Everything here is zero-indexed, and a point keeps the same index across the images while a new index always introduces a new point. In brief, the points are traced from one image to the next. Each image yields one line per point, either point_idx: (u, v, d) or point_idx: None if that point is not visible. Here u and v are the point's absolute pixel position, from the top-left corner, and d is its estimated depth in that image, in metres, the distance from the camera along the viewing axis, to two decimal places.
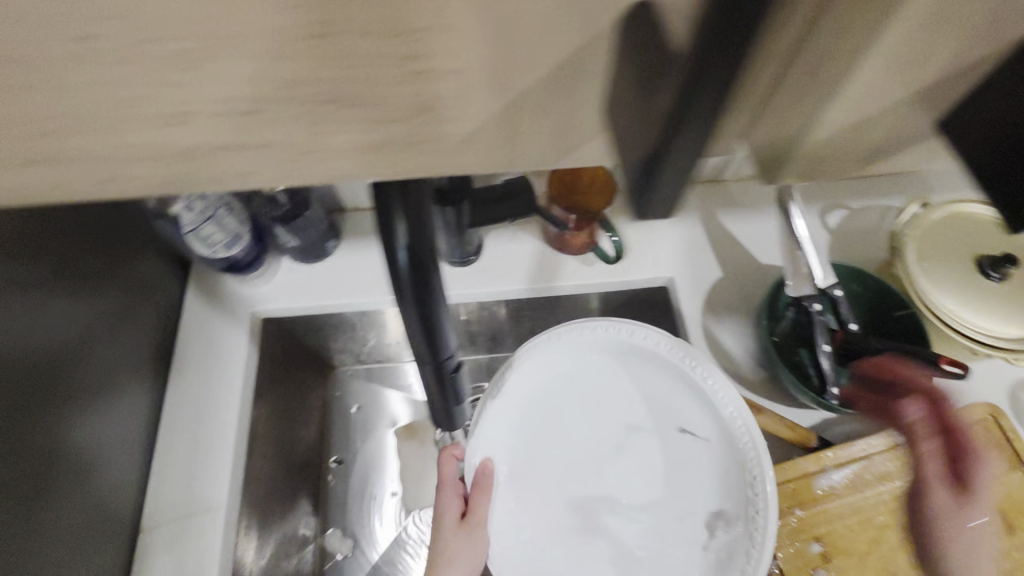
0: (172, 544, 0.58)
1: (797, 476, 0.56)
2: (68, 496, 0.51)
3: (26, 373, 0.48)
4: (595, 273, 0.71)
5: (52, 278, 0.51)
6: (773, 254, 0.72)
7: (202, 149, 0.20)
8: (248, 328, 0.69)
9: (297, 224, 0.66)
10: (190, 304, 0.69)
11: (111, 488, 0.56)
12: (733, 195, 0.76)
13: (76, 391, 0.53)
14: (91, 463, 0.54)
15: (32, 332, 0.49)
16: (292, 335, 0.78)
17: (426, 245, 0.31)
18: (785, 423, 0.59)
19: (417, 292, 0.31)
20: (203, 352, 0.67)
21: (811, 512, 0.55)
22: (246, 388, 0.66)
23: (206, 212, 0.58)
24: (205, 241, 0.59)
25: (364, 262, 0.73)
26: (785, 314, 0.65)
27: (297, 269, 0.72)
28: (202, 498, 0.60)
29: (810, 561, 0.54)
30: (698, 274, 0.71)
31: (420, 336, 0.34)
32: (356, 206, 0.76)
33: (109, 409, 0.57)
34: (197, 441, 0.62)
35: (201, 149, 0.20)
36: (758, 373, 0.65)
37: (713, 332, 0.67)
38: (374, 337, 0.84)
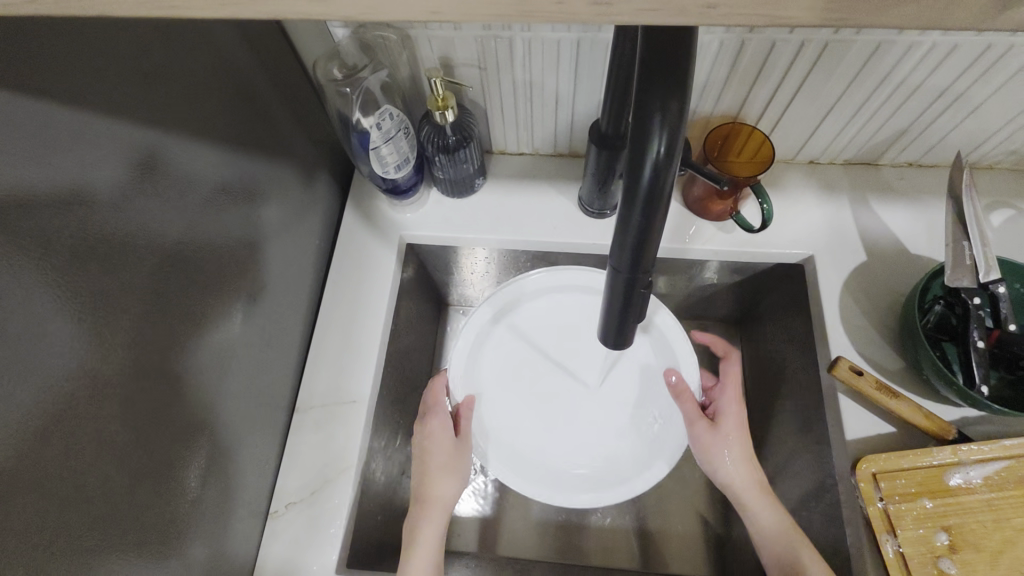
0: (321, 426, 0.66)
1: (931, 463, 0.55)
2: (240, 365, 0.59)
3: (222, 252, 0.56)
4: (732, 241, 0.72)
5: (237, 175, 0.58)
6: (924, 244, 0.70)
7: (548, 15, 0.23)
8: (396, 248, 0.76)
9: (457, 156, 0.69)
10: (349, 221, 0.78)
11: (270, 367, 0.64)
12: (889, 180, 0.74)
13: (250, 276, 0.61)
14: (260, 341, 0.63)
15: (226, 219, 0.56)
16: (425, 263, 0.84)
17: (673, 157, 0.31)
18: (922, 412, 0.57)
19: (646, 202, 0.32)
20: (356, 264, 0.75)
21: (943, 501, 0.54)
22: (390, 300, 0.74)
23: (390, 133, 0.62)
24: (381, 162, 0.64)
25: (504, 203, 0.77)
26: (932, 307, 0.63)
27: (444, 202, 0.78)
28: (350, 389, 0.68)
29: (936, 548, 0.52)
30: (837, 257, 0.70)
31: (628, 250, 0.35)
32: (502, 150, 0.80)
33: (270, 299, 0.65)
34: (348, 338, 0.71)
35: (548, 15, 0.23)
36: (894, 360, 0.64)
37: (850, 313, 0.66)
38: (495, 279, 0.88)
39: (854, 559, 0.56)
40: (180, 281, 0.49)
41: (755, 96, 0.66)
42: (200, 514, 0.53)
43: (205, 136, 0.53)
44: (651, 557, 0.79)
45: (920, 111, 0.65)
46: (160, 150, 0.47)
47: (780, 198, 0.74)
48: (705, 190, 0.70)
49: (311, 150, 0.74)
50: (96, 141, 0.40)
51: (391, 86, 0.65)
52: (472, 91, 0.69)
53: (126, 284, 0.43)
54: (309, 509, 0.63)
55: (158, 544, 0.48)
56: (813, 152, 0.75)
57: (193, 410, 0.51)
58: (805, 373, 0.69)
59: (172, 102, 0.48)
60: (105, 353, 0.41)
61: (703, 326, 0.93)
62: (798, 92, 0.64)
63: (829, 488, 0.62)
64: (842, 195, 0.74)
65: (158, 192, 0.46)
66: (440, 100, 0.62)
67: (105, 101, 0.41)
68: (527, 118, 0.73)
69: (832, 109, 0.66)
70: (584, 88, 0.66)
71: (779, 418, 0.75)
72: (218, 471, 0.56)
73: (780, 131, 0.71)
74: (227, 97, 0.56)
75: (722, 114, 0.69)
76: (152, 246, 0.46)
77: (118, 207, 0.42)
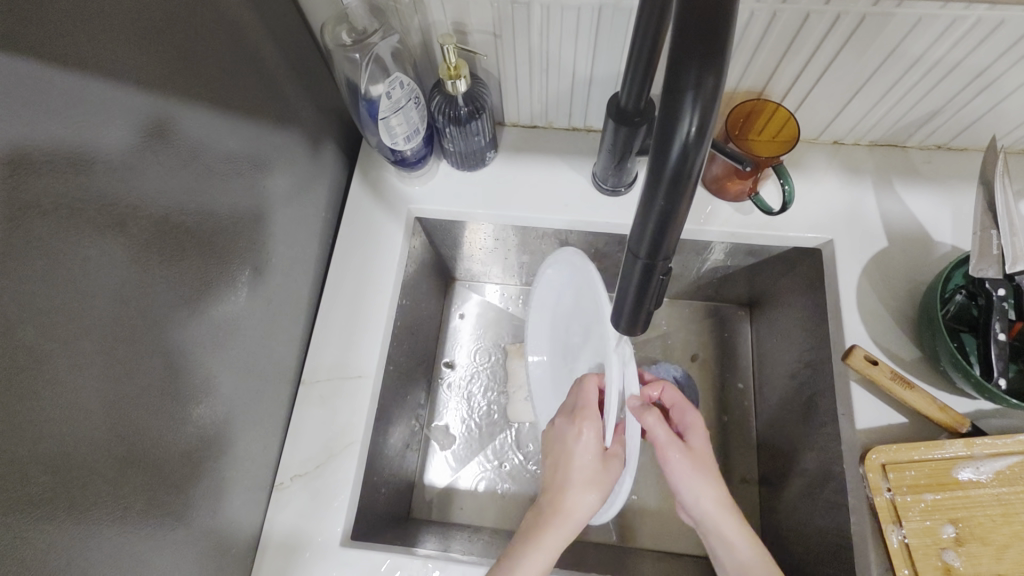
0: (327, 400, 0.66)
1: (941, 456, 0.54)
2: (244, 337, 0.58)
3: (226, 223, 0.54)
4: (747, 223, 0.70)
5: (242, 144, 0.57)
6: (948, 231, 0.67)
7: None
8: (403, 222, 0.75)
9: (469, 128, 0.67)
10: (356, 193, 0.76)
11: (273, 340, 0.64)
12: (915, 163, 0.72)
13: (254, 247, 0.59)
14: (266, 314, 0.62)
15: (230, 188, 0.55)
16: (432, 236, 0.83)
17: (705, 137, 0.29)
18: (935, 403, 0.56)
19: (672, 184, 0.30)
20: (363, 238, 0.73)
21: (951, 493, 0.53)
22: (397, 276, 0.72)
23: (399, 103, 0.60)
24: (390, 132, 0.62)
25: (516, 177, 0.75)
26: (953, 297, 0.61)
27: (453, 175, 0.76)
28: (356, 365, 0.68)
29: (941, 540, 0.51)
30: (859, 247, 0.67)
31: (647, 233, 0.34)
32: (515, 123, 0.78)
33: (275, 273, 0.64)
34: (354, 313, 0.70)
35: None
36: (909, 350, 0.63)
37: (867, 301, 0.65)
38: (503, 255, 0.87)
39: (856, 546, 0.56)
40: (184, 252, 0.48)
41: (782, 71, 0.63)
42: (205, 485, 0.54)
43: (209, 102, 0.51)
44: (650, 536, 0.80)
45: (956, 92, 0.62)
46: (162, 117, 0.45)
47: (802, 179, 0.72)
48: (723, 169, 0.68)
49: (317, 118, 0.72)
50: (98, 107, 0.38)
51: (402, 52, 0.62)
52: (486, 60, 0.66)
53: (127, 256, 0.42)
54: (315, 482, 0.63)
55: (164, 513, 0.48)
56: (838, 132, 0.72)
57: (195, 382, 0.51)
58: (816, 360, 0.68)
59: (176, 67, 0.46)
60: (110, 324, 0.41)
61: (712, 307, 0.92)
62: (828, 69, 0.61)
63: (834, 477, 0.61)
64: (866, 179, 0.71)
65: (160, 160, 0.45)
66: (452, 68, 0.59)
67: (107, 65, 0.39)
68: (542, 90, 0.70)
69: (862, 88, 0.63)
70: (603, 60, 0.63)
71: (787, 404, 0.74)
72: (221, 442, 0.55)
73: (806, 109, 0.68)
74: (232, 63, 0.54)
75: (747, 90, 0.66)
76: (156, 214, 0.45)
77: (121, 176, 0.41)
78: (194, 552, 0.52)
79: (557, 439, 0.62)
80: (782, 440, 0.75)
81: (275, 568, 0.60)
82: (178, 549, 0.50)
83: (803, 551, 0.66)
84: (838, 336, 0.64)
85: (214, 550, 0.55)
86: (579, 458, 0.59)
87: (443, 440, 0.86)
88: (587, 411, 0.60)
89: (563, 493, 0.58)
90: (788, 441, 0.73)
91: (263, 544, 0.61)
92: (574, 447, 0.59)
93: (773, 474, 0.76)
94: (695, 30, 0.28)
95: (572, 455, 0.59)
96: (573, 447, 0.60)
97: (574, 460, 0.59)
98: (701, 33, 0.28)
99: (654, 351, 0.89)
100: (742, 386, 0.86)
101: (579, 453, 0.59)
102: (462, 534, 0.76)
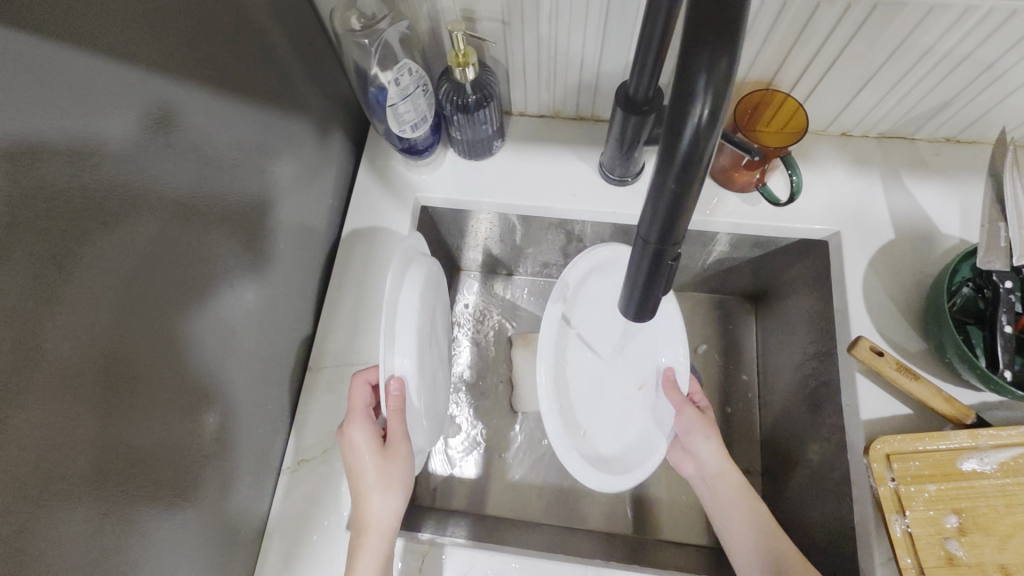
0: (333, 387, 0.67)
1: (946, 446, 0.54)
2: (252, 322, 0.59)
3: (233, 208, 0.54)
4: (754, 214, 0.70)
5: (251, 130, 0.57)
6: (956, 224, 0.67)
7: None
8: (410, 210, 0.75)
9: (476, 117, 0.67)
10: (363, 181, 0.76)
11: (280, 326, 0.64)
12: (924, 155, 0.71)
13: (262, 234, 0.60)
14: (274, 300, 0.62)
15: (240, 174, 0.55)
16: (439, 225, 0.83)
17: (717, 122, 0.29)
18: (940, 395, 0.56)
19: (684, 169, 0.30)
20: (370, 226, 0.74)
21: (955, 484, 0.53)
22: (403, 264, 0.73)
23: (408, 90, 0.60)
24: (398, 119, 0.62)
25: (523, 166, 0.75)
26: (959, 290, 0.61)
27: (460, 164, 0.76)
28: (362, 352, 0.68)
29: (944, 529, 0.52)
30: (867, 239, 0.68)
31: (656, 219, 0.34)
32: (522, 112, 0.78)
33: (283, 259, 0.64)
34: (361, 300, 0.70)
35: None
36: (915, 342, 0.63)
37: (874, 292, 0.65)
38: (509, 245, 0.87)
39: (859, 535, 0.56)
40: (194, 236, 0.49)
41: (791, 62, 0.63)
42: (214, 468, 0.54)
43: (218, 88, 0.51)
44: (653, 525, 0.80)
45: (965, 84, 0.61)
46: (173, 103, 0.45)
47: (810, 171, 0.72)
48: (731, 160, 0.68)
49: (325, 106, 0.72)
50: (107, 88, 0.39)
51: (410, 39, 0.62)
52: (495, 48, 0.66)
53: (135, 237, 0.42)
54: (321, 467, 0.63)
55: (173, 495, 0.49)
56: (847, 124, 0.72)
57: (204, 366, 0.51)
58: (822, 351, 0.68)
59: (185, 50, 0.46)
60: (118, 304, 0.41)
61: (718, 299, 0.92)
62: (838, 59, 0.61)
63: (838, 467, 0.62)
64: (874, 170, 0.71)
65: (171, 145, 0.45)
66: (461, 55, 0.59)
67: (119, 46, 0.39)
68: (550, 79, 0.70)
69: (872, 79, 0.63)
70: (612, 49, 0.63)
71: (791, 395, 0.75)
72: (230, 425, 0.56)
73: (815, 100, 0.68)
74: (240, 48, 0.54)
75: (755, 81, 0.66)
76: (165, 197, 0.45)
77: (129, 158, 0.41)
78: (201, 533, 0.53)
79: (350, 450, 0.58)
80: (786, 431, 0.75)
81: (281, 552, 0.60)
82: (186, 530, 0.51)
83: (806, 541, 0.67)
84: (844, 328, 0.64)
85: (221, 532, 0.55)
86: (368, 468, 0.56)
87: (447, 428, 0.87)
88: (357, 414, 0.59)
89: (360, 500, 0.56)
90: (791, 432, 0.73)
91: (269, 528, 0.62)
92: (355, 447, 0.58)
93: (776, 466, 0.77)
94: (706, 15, 0.28)
95: (365, 464, 0.56)
96: (351, 448, 0.58)
97: (362, 466, 0.56)
98: (712, 18, 0.28)
99: None
100: (746, 378, 0.86)
101: (366, 465, 0.56)
102: (467, 521, 0.77)
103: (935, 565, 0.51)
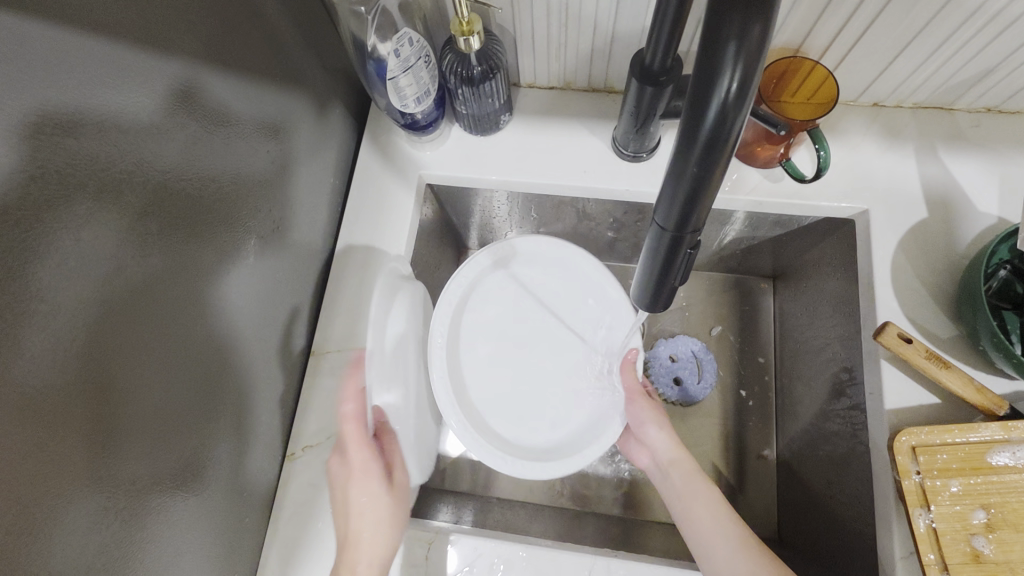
0: (338, 371, 0.65)
1: (976, 439, 0.51)
2: (252, 307, 0.57)
3: (230, 189, 0.52)
4: (776, 191, 0.67)
5: (246, 105, 0.54)
6: (995, 201, 0.63)
7: None
8: (415, 189, 0.72)
9: (483, 89, 0.63)
10: (365, 158, 0.73)
11: (283, 310, 0.63)
12: (961, 127, 0.67)
13: (260, 216, 0.57)
14: (275, 284, 0.61)
15: (235, 153, 0.53)
16: (445, 203, 0.80)
17: (746, 96, 0.26)
18: (972, 385, 0.53)
19: (707, 150, 0.27)
20: (374, 205, 0.71)
21: (984, 478, 0.50)
22: (407, 245, 0.70)
23: (409, 62, 0.56)
24: (399, 93, 0.58)
25: (531, 141, 0.72)
26: (996, 272, 0.57)
27: (466, 139, 0.73)
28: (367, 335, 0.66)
29: (971, 526, 0.49)
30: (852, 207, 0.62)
31: (676, 204, 0.31)
32: (531, 84, 0.74)
33: (284, 240, 0.62)
34: (365, 284, 0.68)
35: None
36: (945, 328, 0.59)
37: (903, 275, 0.61)
38: (517, 223, 0.84)
39: (879, 528, 0.54)
40: (186, 219, 0.46)
41: (823, 25, 0.58)
42: (217, 456, 0.53)
43: (208, 61, 0.48)
44: (666, 509, 0.79)
45: (1014, 50, 0.56)
46: (158, 78, 0.42)
47: (838, 144, 0.67)
48: (752, 134, 0.64)
49: (324, 78, 0.68)
50: (86, 65, 0.36)
51: (410, 5, 0.58)
52: (501, 14, 0.62)
53: (124, 223, 0.40)
54: (326, 452, 0.63)
55: (174, 484, 0.48)
56: (880, 93, 0.67)
57: (202, 354, 0.50)
58: (845, 336, 0.65)
59: (169, 22, 0.43)
60: (108, 295, 0.39)
61: (735, 279, 0.88)
62: (874, 22, 0.56)
63: (859, 457, 0.59)
64: (907, 144, 0.67)
65: (158, 124, 0.43)
66: (465, 23, 0.56)
67: (95, 18, 0.36)
68: (561, 48, 0.66)
69: (910, 44, 0.58)
70: (627, 13, 0.59)
71: (811, 380, 0.72)
72: (231, 412, 0.55)
73: (846, 68, 0.63)
74: (231, 17, 0.51)
75: (782, 47, 0.62)
76: (154, 179, 0.42)
77: (112, 140, 0.38)
78: (205, 521, 0.52)
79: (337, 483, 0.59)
80: (804, 417, 0.72)
81: (287, 537, 0.60)
82: (189, 519, 0.50)
83: (823, 530, 0.65)
84: (870, 313, 0.61)
85: (226, 519, 0.55)
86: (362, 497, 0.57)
87: None
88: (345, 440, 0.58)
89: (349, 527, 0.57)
90: (810, 419, 0.71)
91: (275, 512, 0.61)
92: (341, 473, 0.58)
93: (791, 452, 0.74)
94: None
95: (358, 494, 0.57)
96: (341, 474, 0.58)
97: (353, 492, 0.57)
98: None
99: (672, 324, 0.87)
100: (763, 360, 0.83)
101: (360, 494, 0.57)
102: (475, 504, 0.76)
103: (959, 562, 0.48)
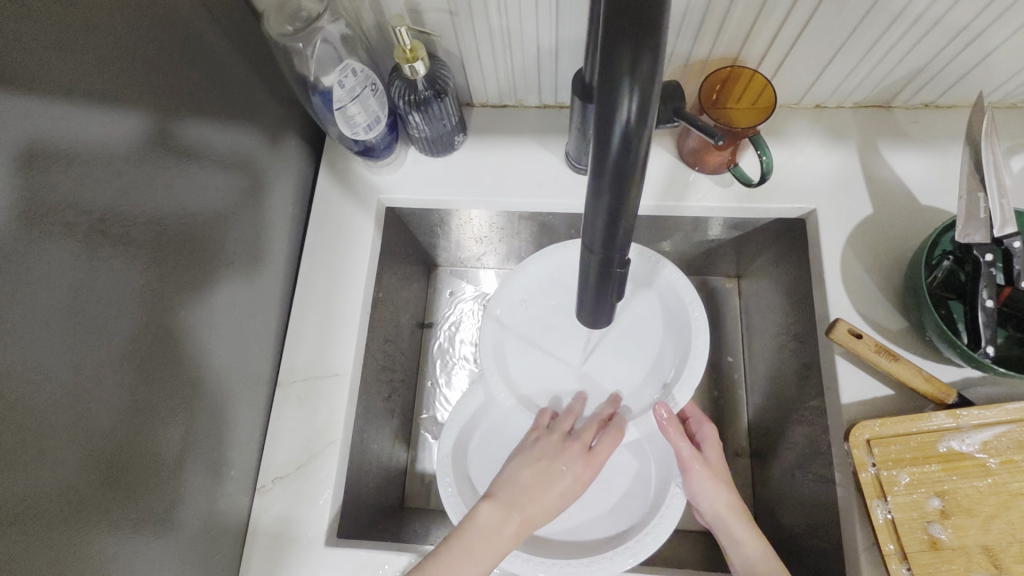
0: (305, 400, 0.65)
1: (926, 429, 0.53)
2: (213, 342, 0.57)
3: (182, 228, 0.53)
4: (727, 196, 0.68)
5: (195, 141, 0.55)
6: (935, 194, 0.65)
7: None
8: (374, 213, 0.73)
9: (433, 112, 0.64)
10: (323, 185, 0.74)
11: (247, 345, 0.63)
12: (902, 123, 0.69)
13: (216, 252, 0.58)
14: (236, 318, 0.61)
15: (184, 191, 0.53)
16: (408, 224, 0.81)
17: (646, 123, 0.27)
18: (921, 375, 0.54)
19: (617, 176, 0.28)
20: (334, 232, 0.72)
21: (937, 466, 0.52)
22: (370, 269, 0.71)
23: (355, 92, 0.57)
24: (348, 122, 0.59)
25: (488, 158, 0.73)
26: (939, 263, 0.59)
27: (423, 161, 0.74)
28: (333, 363, 0.67)
29: (927, 513, 0.51)
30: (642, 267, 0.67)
31: (598, 227, 0.32)
32: (484, 103, 0.75)
33: (243, 274, 0.62)
34: (328, 311, 0.69)
35: None
36: (894, 320, 0.61)
37: (852, 271, 0.63)
38: (482, 239, 0.85)
39: (843, 523, 0.55)
40: (135, 262, 0.47)
41: (756, 34, 0.60)
42: (182, 494, 0.53)
43: (152, 101, 0.49)
44: None
45: (938, 48, 0.59)
46: (97, 123, 0.43)
47: (783, 148, 0.69)
48: (699, 142, 0.65)
49: (277, 110, 0.69)
50: (12, 120, 0.36)
51: (353, 36, 0.59)
52: (445, 39, 0.63)
53: (63, 271, 0.40)
54: (297, 482, 0.63)
55: (139, 528, 0.48)
56: (821, 95, 0.69)
57: (164, 394, 0.50)
58: (803, 334, 0.67)
59: (101, 67, 0.43)
60: (53, 343, 0.39)
61: (701, 281, 0.89)
62: (804, 29, 0.58)
63: (822, 452, 0.60)
64: (850, 142, 0.69)
65: (100, 167, 0.43)
66: (408, 51, 0.56)
67: (20, 71, 0.37)
68: (509, 67, 0.67)
69: (843, 47, 0.60)
70: (569, 31, 0.60)
71: (776, 379, 0.73)
72: (196, 448, 0.55)
73: (783, 73, 0.65)
74: (171, 59, 0.51)
75: (721, 57, 0.63)
76: (96, 224, 0.43)
77: (45, 190, 0.38)
78: (174, 561, 0.52)
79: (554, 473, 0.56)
80: (772, 415, 0.74)
81: (261, 570, 0.60)
82: (157, 561, 0.50)
83: (795, 524, 0.66)
84: (823, 310, 0.62)
85: (196, 556, 0.55)
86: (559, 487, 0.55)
87: (434, 432, 0.85)
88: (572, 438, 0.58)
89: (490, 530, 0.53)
90: (778, 417, 0.72)
91: (249, 545, 0.61)
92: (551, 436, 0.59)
93: (763, 449, 0.75)
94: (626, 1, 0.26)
95: (551, 486, 0.55)
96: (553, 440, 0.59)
97: (555, 484, 0.56)
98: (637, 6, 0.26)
99: None
100: (731, 360, 0.84)
101: (517, 472, 0.57)
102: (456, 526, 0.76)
103: (918, 550, 0.50)
